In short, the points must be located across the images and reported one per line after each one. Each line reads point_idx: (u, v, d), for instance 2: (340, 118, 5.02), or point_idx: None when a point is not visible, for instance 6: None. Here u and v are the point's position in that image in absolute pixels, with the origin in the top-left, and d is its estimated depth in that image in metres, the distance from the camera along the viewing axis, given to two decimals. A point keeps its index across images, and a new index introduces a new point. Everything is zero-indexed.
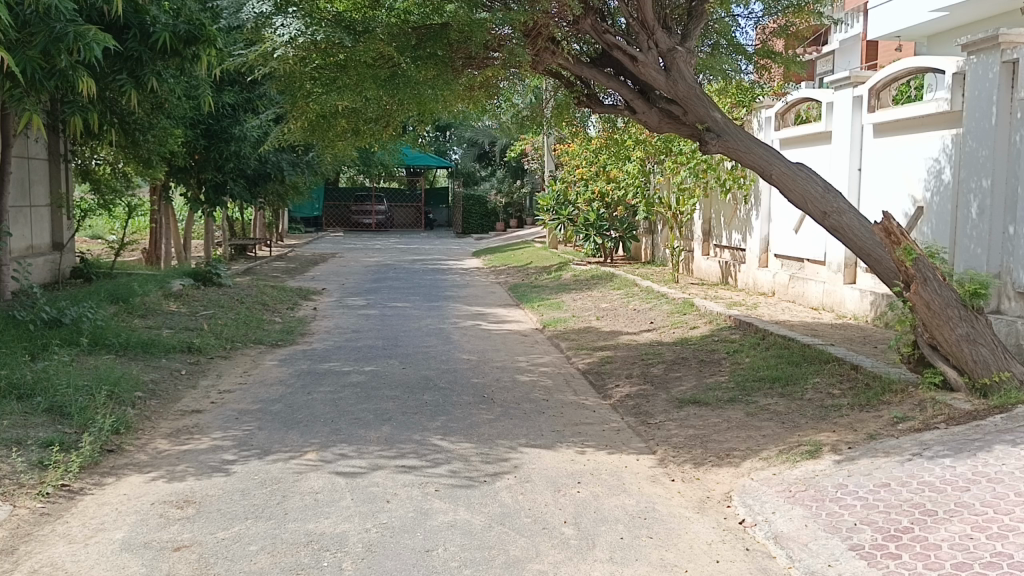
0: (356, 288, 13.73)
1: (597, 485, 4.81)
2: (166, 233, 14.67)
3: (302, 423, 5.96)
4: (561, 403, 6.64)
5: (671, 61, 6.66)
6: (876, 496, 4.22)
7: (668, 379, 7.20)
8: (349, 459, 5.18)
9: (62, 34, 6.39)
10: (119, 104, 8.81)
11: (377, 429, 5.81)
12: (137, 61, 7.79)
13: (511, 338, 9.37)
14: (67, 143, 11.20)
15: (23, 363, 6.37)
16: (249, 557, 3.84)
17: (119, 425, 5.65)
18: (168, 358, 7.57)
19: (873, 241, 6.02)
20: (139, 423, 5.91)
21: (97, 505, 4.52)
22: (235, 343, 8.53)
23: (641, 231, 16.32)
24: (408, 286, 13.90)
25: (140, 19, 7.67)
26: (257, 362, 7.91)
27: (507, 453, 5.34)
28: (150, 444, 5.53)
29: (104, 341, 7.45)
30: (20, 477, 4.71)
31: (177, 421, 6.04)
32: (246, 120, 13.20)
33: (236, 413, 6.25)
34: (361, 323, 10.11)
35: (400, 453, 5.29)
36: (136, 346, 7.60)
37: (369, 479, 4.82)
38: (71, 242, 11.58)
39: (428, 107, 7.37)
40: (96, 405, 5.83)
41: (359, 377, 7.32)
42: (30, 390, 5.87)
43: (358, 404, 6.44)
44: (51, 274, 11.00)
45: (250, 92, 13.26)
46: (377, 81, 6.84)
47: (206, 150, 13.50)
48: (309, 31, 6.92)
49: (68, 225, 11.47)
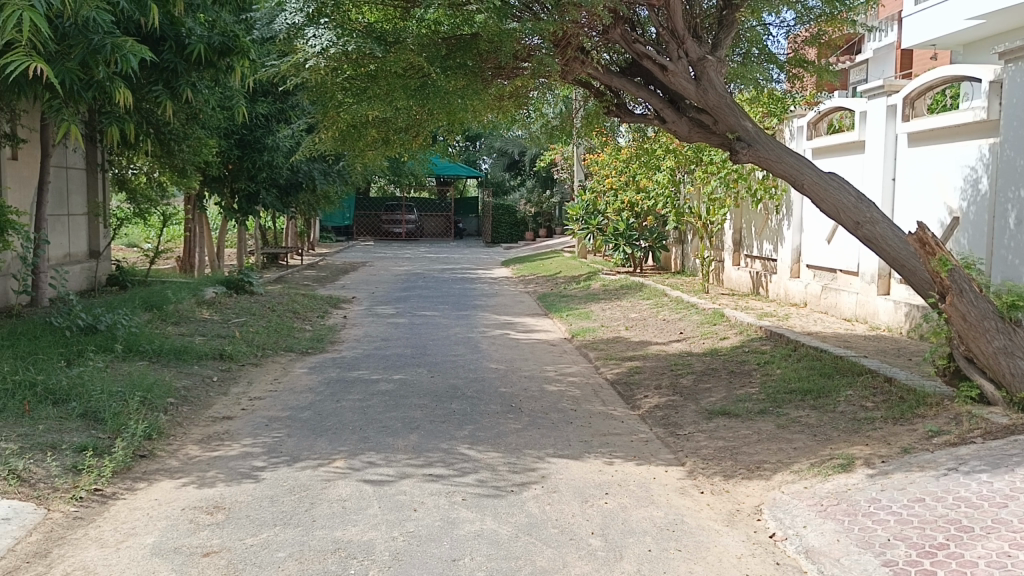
0: (386, 296, 13.81)
1: (625, 496, 4.78)
2: (199, 242, 14.86)
3: (331, 430, 6.00)
4: (590, 413, 6.61)
5: (701, 70, 6.60)
6: (910, 512, 4.14)
7: (698, 390, 7.13)
8: (377, 467, 5.20)
9: (100, 46, 6.55)
10: (154, 115, 8.98)
11: (405, 437, 5.83)
12: (173, 72, 7.97)
13: (539, 347, 9.36)
14: (105, 153, 11.41)
15: (59, 369, 6.48)
16: (277, 563, 3.86)
17: (151, 430, 5.73)
18: (201, 365, 7.67)
19: (908, 252, 5.93)
20: (171, 429, 5.98)
21: (128, 510, 4.58)
22: (266, 350, 8.62)
23: (671, 240, 16.25)
24: (437, 295, 13.95)
25: (176, 31, 7.83)
26: (286, 369, 7.99)
27: (535, 463, 5.33)
28: (182, 450, 5.60)
29: (138, 347, 7.56)
30: (54, 481, 4.80)
31: (208, 428, 6.11)
32: (279, 130, 13.40)
33: (266, 420, 6.30)
34: (390, 332, 10.14)
35: (428, 462, 5.29)
36: (170, 352, 7.69)
37: (396, 487, 4.83)
38: (107, 250, 11.79)
39: (458, 116, 7.39)
40: (130, 411, 5.91)
41: (387, 385, 7.35)
42: (65, 396, 5.97)
43: (386, 412, 6.47)
44: (87, 282, 11.18)
45: (283, 103, 13.54)
46: (406, 91, 6.89)
47: (240, 160, 13.69)
48: (340, 41, 6.96)
49: (105, 234, 11.69)
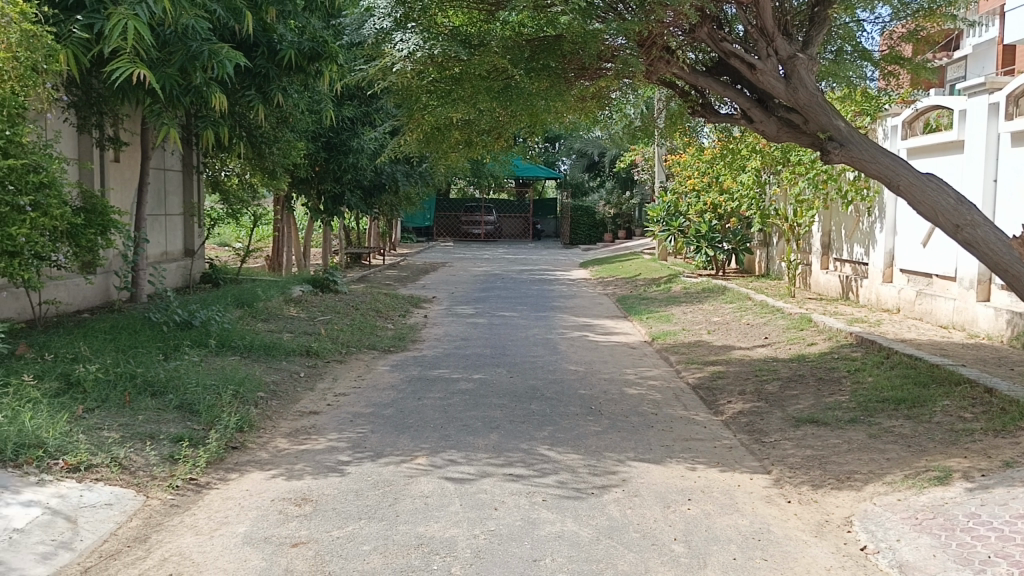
0: (466, 297, 13.96)
1: (708, 502, 4.70)
2: (287, 243, 15.33)
3: (413, 428, 6.10)
4: (671, 418, 6.53)
5: (792, 69, 6.43)
6: (1014, 529, 3.94)
7: (784, 396, 6.96)
8: (458, 465, 5.26)
9: (198, 52, 6.84)
10: (247, 118, 9.30)
11: (486, 436, 5.87)
12: (265, 77, 8.24)
13: (619, 350, 9.30)
14: (200, 155, 11.87)
15: (157, 362, 6.79)
16: (363, 556, 3.95)
17: (243, 423, 5.93)
18: (288, 361, 7.90)
19: (1012, 257, 5.64)
20: (261, 422, 6.19)
21: (221, 499, 4.76)
22: (350, 347, 8.82)
23: (755, 243, 15.90)
24: (517, 296, 14.02)
25: (268, 38, 8.06)
26: (370, 367, 8.16)
27: (616, 466, 5.29)
28: (271, 443, 5.78)
29: (230, 342, 7.84)
30: (153, 469, 5.03)
31: (295, 422, 6.29)
32: (364, 133, 13.68)
33: (350, 416, 6.45)
34: (470, 331, 10.25)
35: (509, 462, 5.32)
36: (260, 348, 7.95)
37: (477, 485, 4.88)
38: (202, 249, 12.27)
39: (541, 118, 7.41)
40: (222, 404, 6.14)
41: (467, 384, 7.42)
42: (163, 388, 6.24)
43: (466, 411, 6.53)
44: (183, 280, 11.65)
45: (368, 106, 13.84)
46: (490, 93, 6.99)
47: (326, 162, 14.06)
48: (426, 46, 7.10)
49: (199, 233, 12.17)
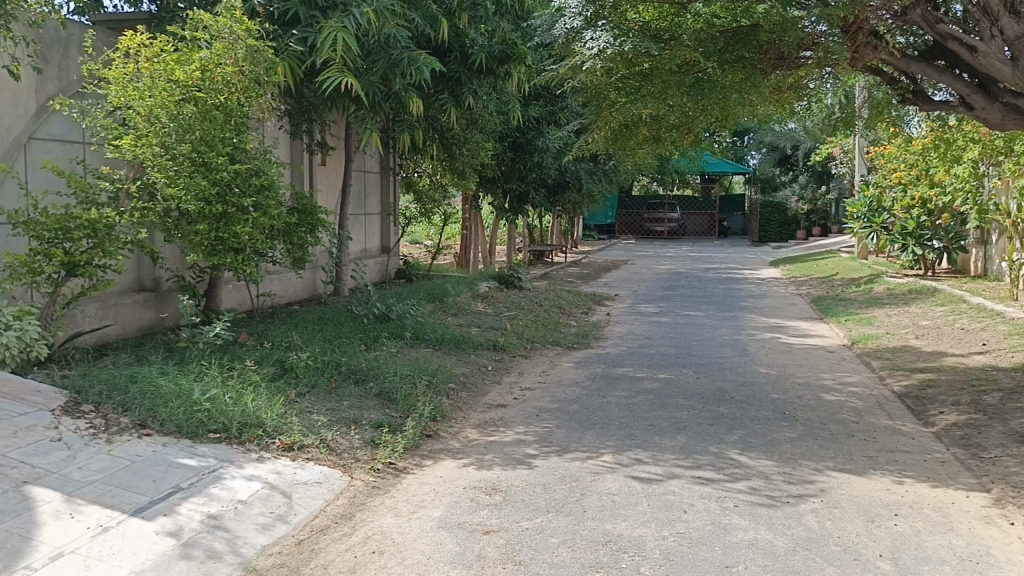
0: (650, 295, 13.81)
1: (917, 520, 4.37)
2: (475, 240, 15.86)
3: (598, 425, 6.11)
4: (874, 427, 6.12)
5: (1019, 50, 5.83)
6: None
7: (1007, 410, 6.32)
8: (645, 464, 5.22)
9: (398, 59, 7.24)
10: (440, 121, 9.70)
11: (673, 437, 5.78)
12: (457, 81, 8.58)
13: (814, 353, 8.84)
14: (396, 158, 12.55)
15: (359, 352, 7.25)
16: (552, 549, 4.01)
17: (436, 412, 6.20)
18: (477, 354, 8.18)
19: None
20: (452, 412, 6.44)
21: (418, 483, 5.00)
22: (535, 343, 8.99)
23: (971, 241, 14.55)
24: (703, 295, 13.68)
25: (461, 42, 8.39)
26: (554, 363, 8.27)
27: (813, 475, 5.04)
28: (462, 432, 6.01)
29: (423, 335, 8.22)
30: (357, 452, 5.38)
31: (485, 414, 6.49)
32: (550, 132, 13.87)
33: (536, 410, 6.57)
34: (655, 330, 10.13)
35: (697, 464, 5.21)
36: (450, 342, 8.28)
37: (665, 486, 4.81)
38: (397, 246, 12.98)
39: (732, 111, 7.17)
40: (417, 393, 6.45)
41: (652, 384, 7.34)
42: (364, 376, 6.65)
43: (652, 411, 6.46)
44: (380, 275, 12.37)
45: (554, 105, 14.03)
46: (681, 88, 6.83)
47: (512, 161, 14.37)
48: (616, 42, 7.00)
49: (395, 231, 12.86)
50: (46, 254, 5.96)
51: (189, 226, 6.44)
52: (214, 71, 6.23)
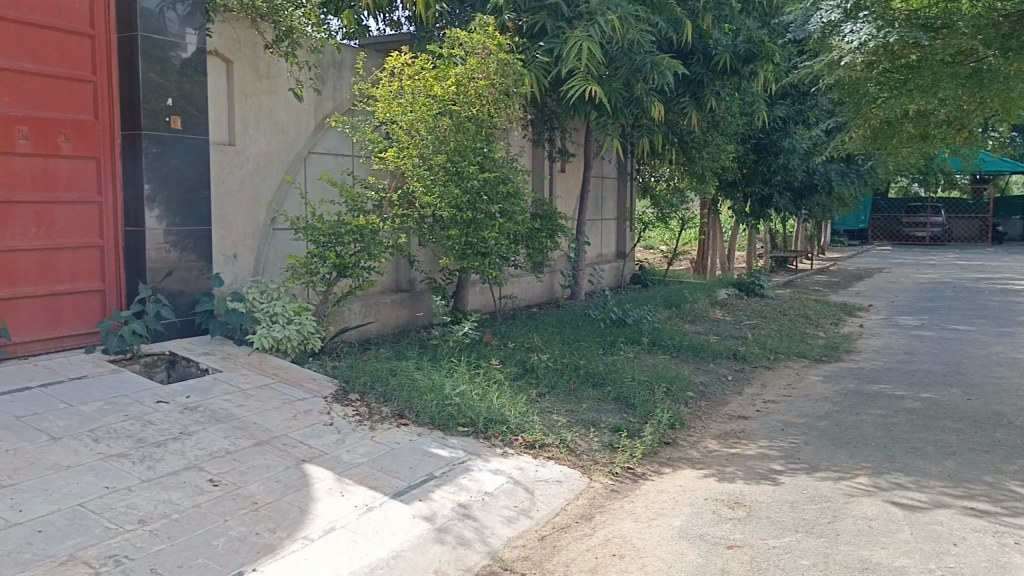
0: (909, 307, 12.67)
1: None
2: (713, 246, 15.51)
3: (851, 443, 5.72)
4: None
5: None
6: None
7: None
8: (906, 490, 4.80)
9: (641, 65, 7.32)
10: (679, 125, 9.75)
11: (939, 462, 5.27)
12: (699, 83, 8.49)
13: None
14: (634, 163, 12.61)
15: (597, 356, 7.34)
16: (801, 571, 3.81)
17: (675, 420, 6.12)
18: (717, 363, 7.96)
19: None
20: (692, 421, 6.32)
21: (657, 490, 4.97)
22: (778, 354, 8.59)
23: None
24: (973, 308, 12.32)
25: (703, 43, 8.36)
26: (800, 375, 7.85)
27: None
28: (702, 442, 5.88)
29: (661, 341, 8.15)
30: (596, 455, 5.45)
31: (725, 425, 6.31)
32: (796, 133, 13.20)
33: (781, 424, 6.27)
34: (915, 345, 9.28)
35: (969, 494, 4.71)
36: (689, 349, 8.14)
37: (932, 516, 4.39)
38: (633, 252, 13.03)
39: (1014, 103, 6.61)
40: (656, 399, 6.40)
41: (914, 403, 6.73)
42: (602, 379, 6.72)
43: (914, 432, 5.93)
44: (616, 280, 12.47)
45: (802, 103, 13.33)
46: (955, 79, 6.41)
47: (754, 164, 13.90)
48: (881, 34, 6.73)
49: (632, 237, 12.91)
50: (321, 256, 6.64)
51: (442, 231, 6.89)
52: (468, 86, 6.62)
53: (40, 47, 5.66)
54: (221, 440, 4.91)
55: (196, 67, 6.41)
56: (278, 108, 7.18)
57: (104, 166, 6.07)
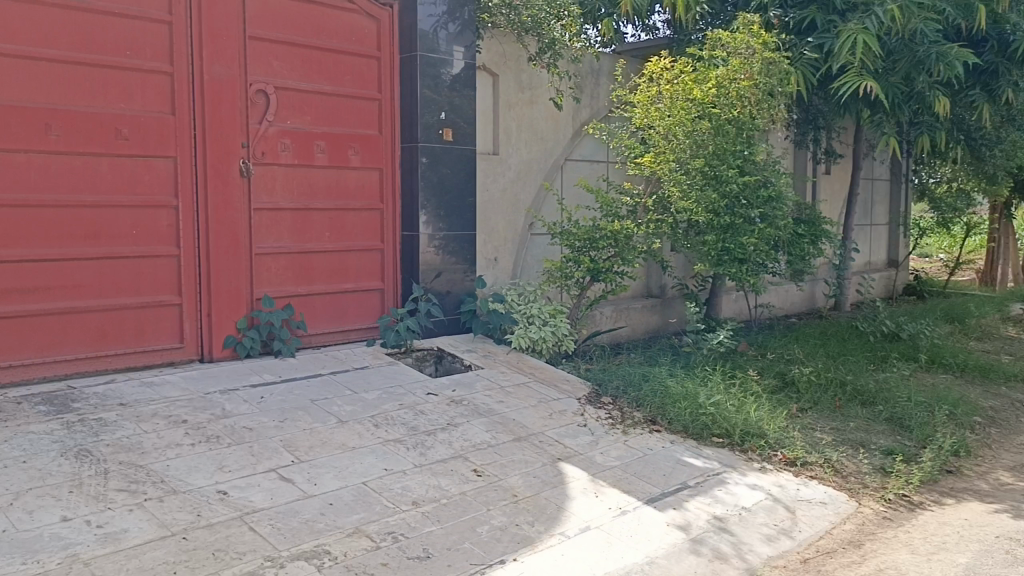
0: None
1: None
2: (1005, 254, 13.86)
3: None
4: None
5: None
6: None
7: None
8: None
9: (926, 56, 6.78)
10: (967, 122, 8.87)
11: None
12: (994, 73, 7.76)
13: None
14: (910, 163, 11.65)
15: (867, 372, 6.83)
16: None
17: (960, 448, 5.52)
18: (1011, 386, 7.08)
19: None
20: (980, 449, 5.67)
21: (938, 523, 4.52)
22: None
23: None
24: None
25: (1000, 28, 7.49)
26: None
27: None
28: (993, 474, 5.25)
29: (941, 359, 7.40)
30: (865, 478, 5.07)
31: (1022, 456, 5.59)
32: None
33: None
34: None
35: None
36: (976, 369, 7.31)
37: None
38: (907, 261, 12.00)
39: None
40: (936, 422, 5.81)
41: None
42: (872, 398, 6.24)
43: None
44: (886, 291, 11.57)
45: None
46: None
47: None
48: None
49: (905, 243, 11.92)
50: (576, 261, 6.78)
51: (698, 237, 6.76)
52: (730, 87, 6.43)
53: (336, 70, 6.33)
54: (483, 433, 5.19)
55: (464, 81, 6.81)
56: (538, 117, 7.46)
57: (385, 176, 6.67)
